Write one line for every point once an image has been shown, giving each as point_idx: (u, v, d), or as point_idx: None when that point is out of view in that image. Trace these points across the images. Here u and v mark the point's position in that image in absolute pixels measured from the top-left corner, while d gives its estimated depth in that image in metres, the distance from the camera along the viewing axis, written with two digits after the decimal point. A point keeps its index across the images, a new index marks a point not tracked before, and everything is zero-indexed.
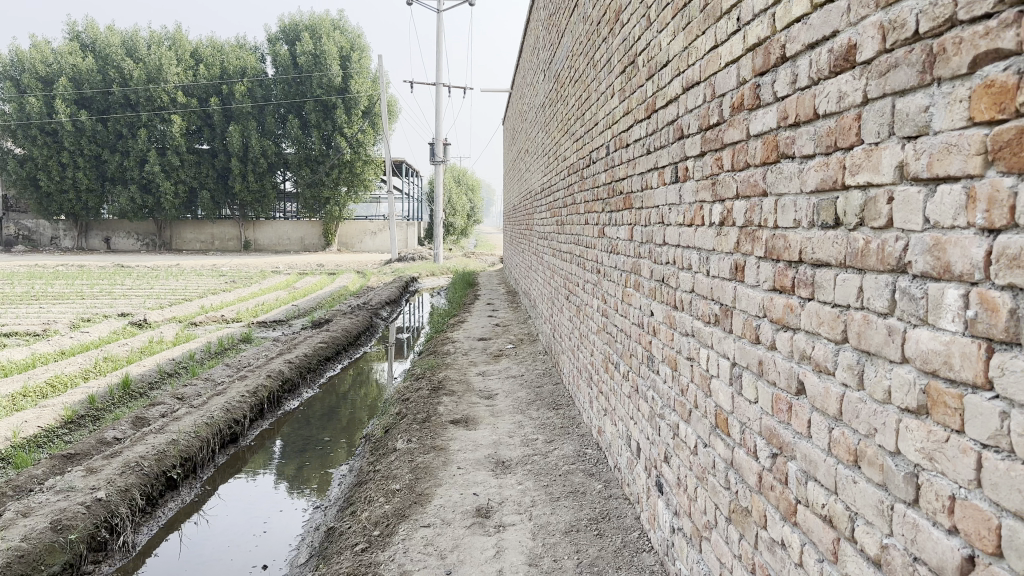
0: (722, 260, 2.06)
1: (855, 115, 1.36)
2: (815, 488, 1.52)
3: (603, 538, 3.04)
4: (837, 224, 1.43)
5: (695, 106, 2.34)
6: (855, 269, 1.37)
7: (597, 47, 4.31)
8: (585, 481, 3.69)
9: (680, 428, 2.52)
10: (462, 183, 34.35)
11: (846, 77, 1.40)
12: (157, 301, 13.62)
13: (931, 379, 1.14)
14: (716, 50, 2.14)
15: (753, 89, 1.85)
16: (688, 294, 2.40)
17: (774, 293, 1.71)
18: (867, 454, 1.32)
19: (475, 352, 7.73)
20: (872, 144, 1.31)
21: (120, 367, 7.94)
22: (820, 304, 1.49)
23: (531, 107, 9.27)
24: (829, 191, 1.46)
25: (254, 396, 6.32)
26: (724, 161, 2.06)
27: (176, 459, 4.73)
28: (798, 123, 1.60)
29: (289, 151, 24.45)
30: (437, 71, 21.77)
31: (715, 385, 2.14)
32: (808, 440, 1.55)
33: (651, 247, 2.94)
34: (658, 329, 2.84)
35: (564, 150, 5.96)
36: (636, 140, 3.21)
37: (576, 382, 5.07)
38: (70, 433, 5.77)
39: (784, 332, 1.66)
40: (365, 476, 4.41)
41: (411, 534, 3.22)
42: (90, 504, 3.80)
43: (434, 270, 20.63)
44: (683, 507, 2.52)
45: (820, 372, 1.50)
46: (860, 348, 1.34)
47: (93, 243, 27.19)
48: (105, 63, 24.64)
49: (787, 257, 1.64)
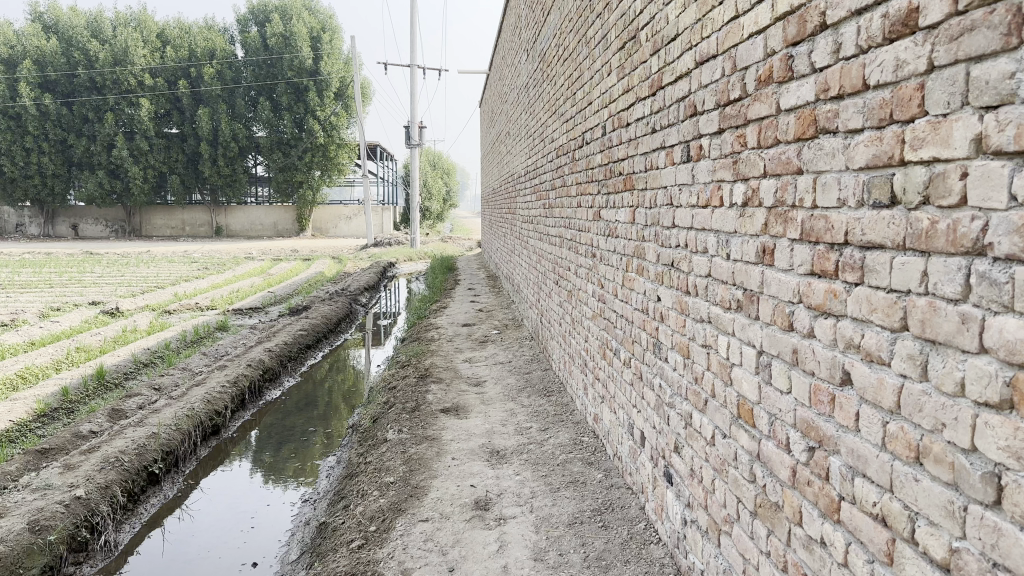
0: (746, 242, 1.96)
1: (917, 84, 1.26)
2: (864, 485, 1.43)
3: (609, 529, 2.95)
4: (894, 204, 1.33)
5: (711, 81, 2.23)
6: (916, 251, 1.27)
7: (589, 23, 4.19)
8: (584, 470, 3.60)
9: (694, 417, 2.43)
10: (437, 166, 34.12)
11: (905, 44, 1.29)
12: (129, 289, 13.27)
13: (1019, 372, 1.04)
14: (737, 21, 2.02)
15: (785, 60, 1.74)
16: (705, 278, 2.29)
17: (812, 278, 1.61)
18: (933, 451, 1.23)
19: (459, 337, 7.61)
20: (939, 116, 1.20)
21: (93, 357, 7.70)
22: (872, 289, 1.39)
23: (511, 88, 9.14)
24: (882, 168, 1.36)
25: (233, 386, 6.14)
26: (749, 138, 1.95)
27: (157, 452, 4.57)
28: (842, 95, 1.49)
29: (260, 134, 24.02)
30: (412, 54, 21.51)
31: (738, 373, 2.04)
32: (856, 433, 1.46)
33: (658, 230, 2.83)
34: (665, 315, 2.74)
35: (551, 130, 5.82)
36: (638, 119, 3.10)
37: (568, 368, 4.98)
38: (44, 426, 5.55)
39: (825, 319, 1.56)
40: (355, 468, 4.28)
41: (410, 529, 3.11)
42: (69, 503, 3.65)
43: (411, 254, 20.45)
44: (697, 499, 2.43)
45: (871, 362, 1.40)
46: (924, 336, 1.24)
47: (60, 229, 26.54)
48: (69, 45, 24.08)
49: (829, 238, 1.54)
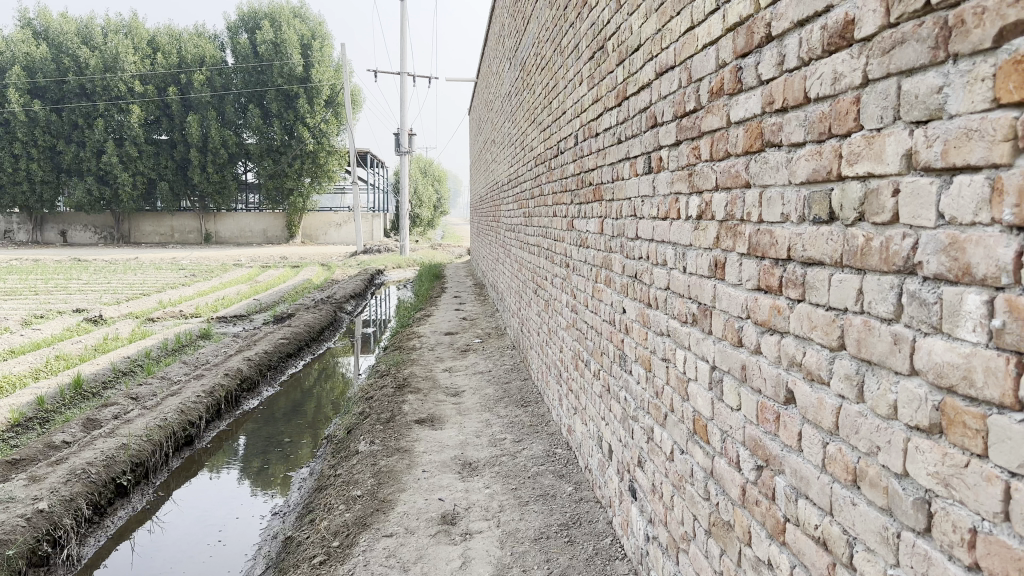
0: (700, 256, 1.93)
1: (853, 98, 1.23)
2: (807, 507, 1.40)
3: (574, 545, 2.91)
4: (833, 219, 1.30)
5: (670, 92, 2.20)
6: (852, 268, 1.24)
7: (563, 33, 4.17)
8: (555, 483, 3.56)
9: (655, 432, 2.39)
10: (428, 173, 34.08)
11: (842, 56, 1.26)
12: (113, 296, 13.18)
13: (946, 396, 1.01)
14: (693, 31, 1.99)
15: (734, 71, 1.71)
16: (664, 291, 2.25)
17: (758, 294, 1.58)
18: (869, 475, 1.20)
19: (441, 346, 7.56)
20: (874, 130, 1.17)
21: (72, 365, 7.63)
22: (813, 306, 1.36)
23: (496, 97, 9.13)
24: (822, 182, 1.33)
25: (210, 396, 6.07)
26: (703, 151, 1.92)
27: (126, 464, 4.50)
28: (786, 108, 1.47)
29: (250, 141, 23.96)
30: (402, 61, 21.51)
31: (693, 389, 2.01)
32: (799, 454, 1.42)
33: (623, 241, 2.79)
34: (630, 327, 2.70)
35: (530, 139, 5.80)
36: (606, 129, 3.07)
37: (545, 379, 4.93)
38: (16, 436, 5.48)
39: (770, 336, 1.53)
40: (325, 481, 4.23)
41: (373, 545, 3.06)
42: (30, 517, 3.58)
43: (399, 262, 20.38)
44: (658, 515, 2.39)
45: (812, 381, 1.37)
46: (861, 356, 1.21)
47: (48, 236, 26.38)
48: (59, 51, 24.00)
49: (773, 254, 1.51)
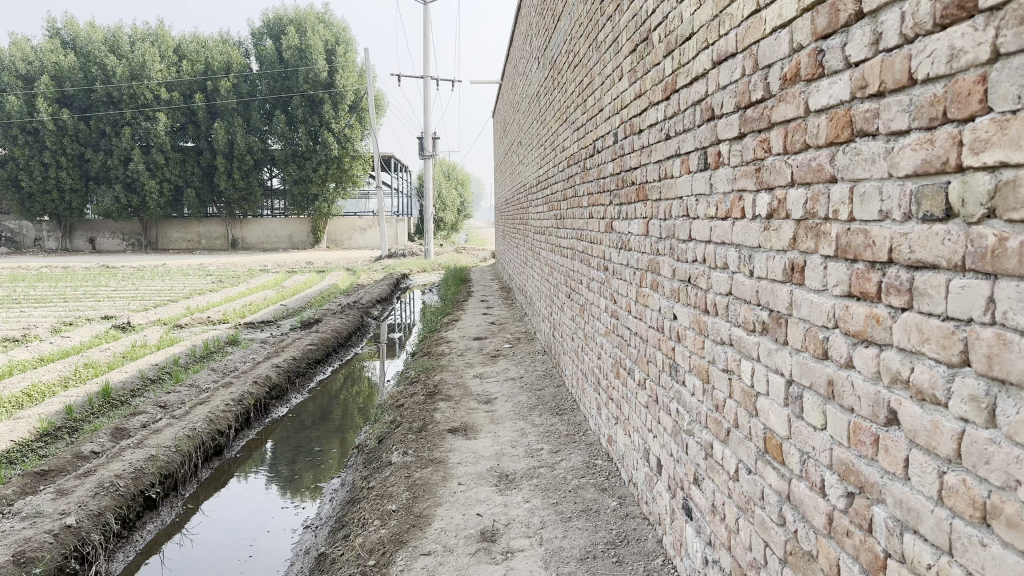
0: (772, 259, 1.77)
1: (977, 77, 1.07)
2: (915, 542, 1.23)
3: (624, 565, 2.74)
4: (949, 216, 1.14)
5: (730, 82, 2.04)
6: (978, 274, 1.08)
7: (601, 27, 4.01)
8: (597, 498, 3.40)
9: (715, 448, 2.23)
10: (453, 177, 34.02)
11: (962, 29, 1.10)
12: (142, 303, 13.15)
13: None
14: (758, 15, 1.83)
15: (814, 55, 1.55)
16: (725, 297, 2.09)
17: (849, 301, 1.42)
18: (1003, 511, 1.03)
19: (471, 352, 7.40)
20: (1006, 113, 1.01)
21: (101, 373, 7.55)
22: (924, 316, 1.19)
23: (523, 97, 8.95)
24: (935, 175, 1.17)
25: (238, 404, 5.95)
26: (773, 143, 1.76)
27: (155, 476, 4.40)
28: (882, 92, 1.31)
29: (275, 147, 24.03)
30: (426, 65, 21.47)
31: (764, 404, 1.84)
32: (905, 482, 1.26)
33: (672, 243, 2.64)
34: (683, 335, 2.53)
35: (562, 138, 5.64)
36: (651, 124, 2.92)
37: (581, 386, 4.76)
38: (45, 446, 5.39)
39: (866, 348, 1.37)
40: (358, 493, 4.11)
41: (410, 564, 2.92)
42: (58, 533, 3.48)
43: (425, 266, 20.27)
44: (719, 537, 2.22)
45: (923, 402, 1.20)
46: (991, 375, 1.05)
47: (78, 244, 26.56)
48: (87, 60, 24.18)
49: (869, 256, 1.35)
